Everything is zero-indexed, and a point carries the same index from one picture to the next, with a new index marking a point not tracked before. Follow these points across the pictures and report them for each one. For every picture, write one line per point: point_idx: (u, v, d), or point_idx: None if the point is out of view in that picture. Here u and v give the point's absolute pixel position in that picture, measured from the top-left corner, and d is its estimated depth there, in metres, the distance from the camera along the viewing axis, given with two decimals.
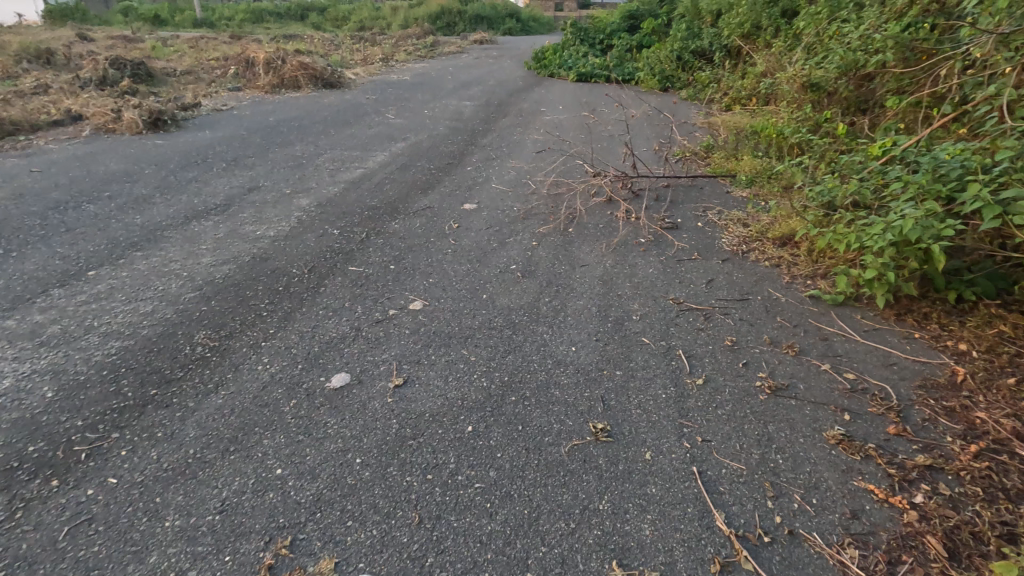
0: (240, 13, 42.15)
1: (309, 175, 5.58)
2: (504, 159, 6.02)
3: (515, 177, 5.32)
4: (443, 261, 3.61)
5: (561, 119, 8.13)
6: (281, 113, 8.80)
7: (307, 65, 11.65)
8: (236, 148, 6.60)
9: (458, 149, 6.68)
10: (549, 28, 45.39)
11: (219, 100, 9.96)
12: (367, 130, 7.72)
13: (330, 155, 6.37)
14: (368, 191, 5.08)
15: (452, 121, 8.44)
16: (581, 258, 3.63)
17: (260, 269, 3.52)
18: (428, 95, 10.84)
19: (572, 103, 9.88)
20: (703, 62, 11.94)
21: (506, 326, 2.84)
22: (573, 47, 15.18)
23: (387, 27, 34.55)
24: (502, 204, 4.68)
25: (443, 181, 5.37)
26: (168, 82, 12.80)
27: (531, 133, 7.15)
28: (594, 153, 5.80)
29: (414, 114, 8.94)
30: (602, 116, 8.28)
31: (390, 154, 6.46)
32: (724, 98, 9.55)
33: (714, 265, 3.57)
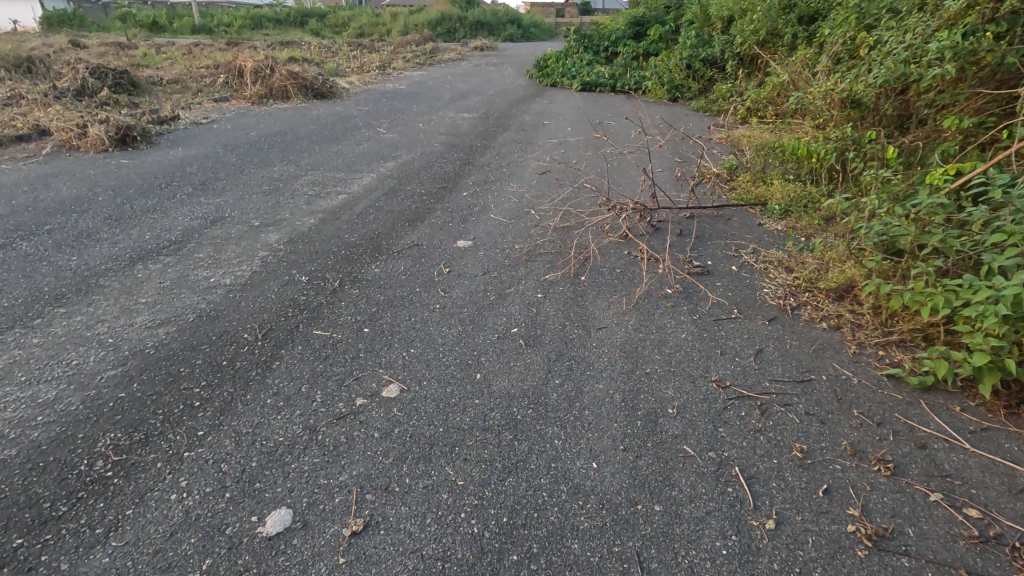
0: (239, 20, 41.80)
1: (284, 202, 4.96)
2: (503, 185, 5.37)
3: (516, 207, 4.68)
4: (428, 323, 2.96)
5: (565, 137, 7.52)
6: (265, 127, 8.18)
7: (296, 73, 11.08)
8: (208, 169, 5.97)
9: (452, 171, 6.04)
10: (550, 35, 45.04)
11: (200, 113, 9.35)
12: (355, 146, 7.10)
13: (311, 178, 5.74)
14: (348, 224, 4.45)
15: (448, 136, 7.81)
16: (596, 318, 2.99)
17: (203, 334, 2.88)
18: (423, 107, 10.24)
19: (577, 118, 9.28)
20: (714, 71, 11.37)
21: (503, 428, 2.19)
22: (576, 55, 14.60)
23: (387, 34, 34.09)
24: (500, 242, 4.03)
25: (434, 211, 4.73)
26: (152, 92, 12.22)
27: (533, 153, 6.53)
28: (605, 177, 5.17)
29: (407, 129, 8.31)
30: (611, 134, 7.67)
31: (377, 176, 5.83)
32: (740, 110, 8.95)
33: (760, 329, 2.91)
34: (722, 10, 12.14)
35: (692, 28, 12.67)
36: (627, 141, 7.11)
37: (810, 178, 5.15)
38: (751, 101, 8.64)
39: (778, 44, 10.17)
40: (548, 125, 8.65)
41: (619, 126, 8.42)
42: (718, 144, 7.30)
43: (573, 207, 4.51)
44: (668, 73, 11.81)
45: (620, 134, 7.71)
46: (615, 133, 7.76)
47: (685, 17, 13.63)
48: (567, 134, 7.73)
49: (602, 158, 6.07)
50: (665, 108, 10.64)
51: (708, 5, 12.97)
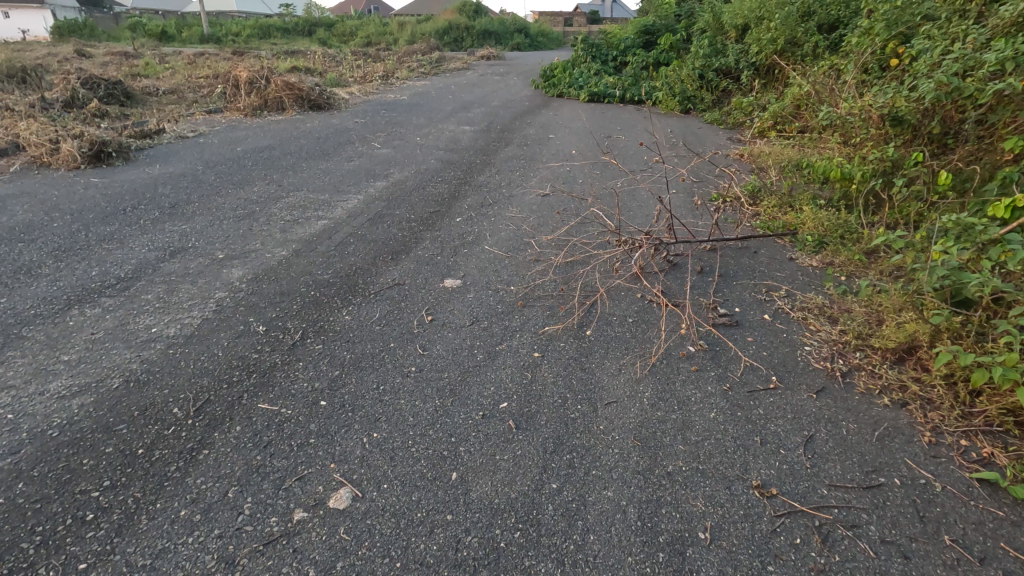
0: (247, 30, 42.01)
1: (257, 229, 4.47)
2: (501, 210, 4.85)
3: (514, 237, 4.15)
4: (399, 392, 2.44)
5: (572, 154, 7.01)
6: (253, 142, 7.72)
7: (292, 84, 10.69)
8: (182, 189, 5.50)
9: (447, 192, 5.53)
10: (558, 43, 44.83)
11: (187, 125, 8.91)
12: (345, 164, 6.62)
13: (292, 200, 5.25)
14: (324, 256, 3.95)
15: (445, 152, 7.31)
16: (604, 387, 2.45)
17: (126, 406, 2.37)
18: (422, 120, 9.77)
19: (584, 131, 8.77)
20: (729, 81, 10.88)
21: (480, 565, 1.66)
22: (584, 65, 14.14)
23: (393, 43, 33.95)
24: (494, 281, 3.50)
25: (422, 241, 4.22)
26: (147, 103, 11.86)
27: (536, 173, 6.02)
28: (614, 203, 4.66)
29: (404, 143, 7.83)
30: (621, 151, 7.15)
31: (365, 197, 5.33)
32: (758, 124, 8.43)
33: (807, 405, 2.37)
34: (735, 19, 11.69)
35: (705, 37, 12.21)
36: (638, 160, 6.59)
37: (845, 204, 4.61)
38: (769, 114, 8.12)
39: (796, 53, 9.68)
40: (553, 140, 8.15)
41: (628, 142, 7.90)
42: (736, 162, 6.77)
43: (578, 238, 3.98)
44: (680, 83, 11.32)
45: (631, 152, 7.18)
46: (626, 151, 7.24)
47: (696, 26, 13.19)
48: (573, 152, 7.22)
49: (611, 181, 5.55)
50: (676, 120, 10.13)
51: (720, 13, 12.51)
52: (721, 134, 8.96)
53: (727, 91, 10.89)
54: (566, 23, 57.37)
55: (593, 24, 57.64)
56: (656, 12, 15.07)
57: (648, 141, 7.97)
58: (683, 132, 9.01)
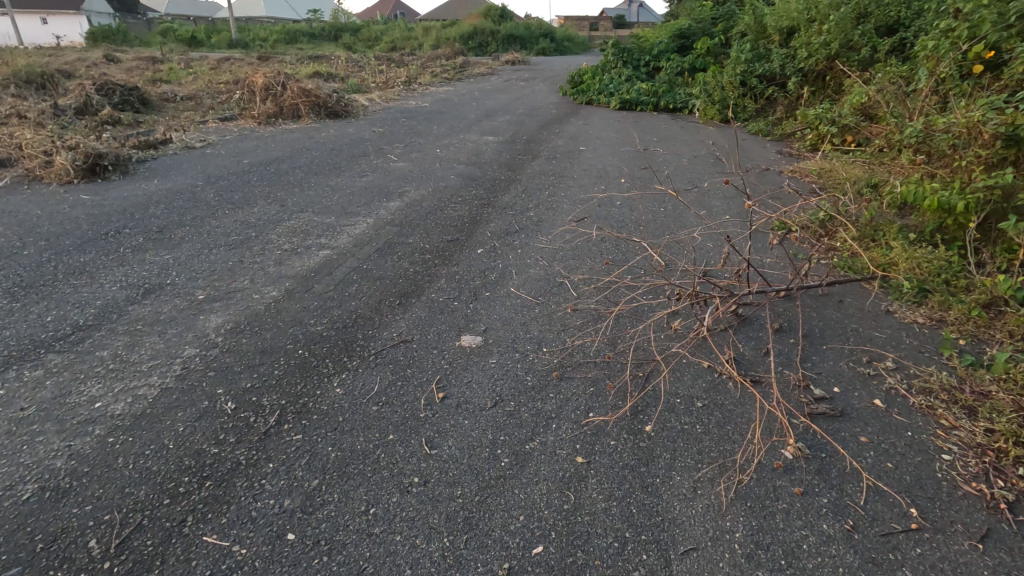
0: (274, 36, 42.35)
1: (248, 261, 3.89)
2: (530, 241, 4.20)
3: (546, 279, 3.49)
4: (395, 521, 1.80)
5: (606, 173, 6.32)
6: (262, 153, 7.21)
7: (309, 90, 10.22)
8: (176, 209, 4.97)
9: (467, 216, 4.89)
10: (583, 48, 44.17)
11: (196, 134, 8.45)
12: (358, 179, 6.04)
13: (293, 223, 4.67)
14: (321, 298, 3.35)
15: (467, 167, 6.68)
16: (676, 524, 1.78)
17: (30, 534, 1.77)
18: (443, 129, 9.18)
19: (618, 144, 8.08)
20: (774, 88, 10.10)
21: None
22: (614, 70, 13.45)
23: (418, 48, 33.69)
24: (522, 339, 2.84)
25: (438, 280, 3.59)
26: (162, 110, 11.53)
27: (569, 196, 5.35)
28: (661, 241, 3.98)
29: (422, 156, 7.24)
30: (660, 170, 6.44)
31: (375, 221, 4.73)
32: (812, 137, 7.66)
33: (971, 563, 1.66)
34: (780, 22, 10.91)
35: (745, 41, 11.43)
36: (681, 182, 5.90)
37: (942, 238, 3.84)
38: None
39: (852, 59, 8.88)
40: (585, 153, 7.48)
41: (668, 158, 7.19)
42: (793, 184, 6.02)
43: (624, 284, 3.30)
44: (719, 90, 10.57)
45: (672, 170, 6.47)
46: (665, 169, 6.55)
47: (735, 29, 12.41)
48: (608, 169, 6.53)
49: (655, 210, 4.86)
50: (715, 131, 9.37)
51: (762, 15, 11.73)
52: (768, 146, 8.18)
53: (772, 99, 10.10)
54: (591, 27, 56.75)
55: (619, 28, 56.80)
56: (691, 15, 14.33)
57: (689, 157, 7.25)
58: (726, 144, 8.26)
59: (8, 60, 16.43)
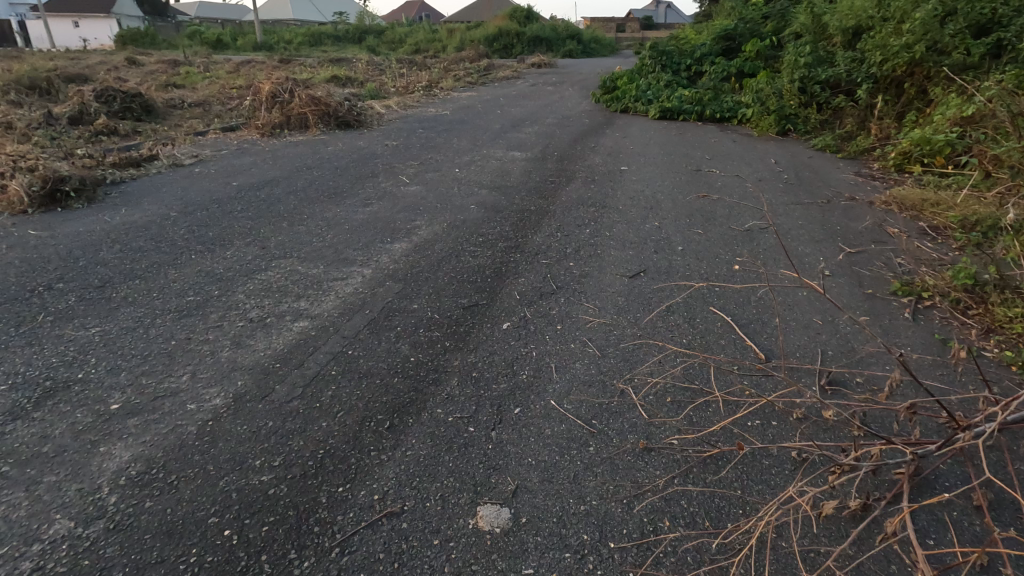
0: (299, 38, 42.27)
1: (199, 339, 2.94)
2: (572, 315, 3.17)
3: (601, 391, 2.46)
4: None
5: (658, 204, 5.24)
6: (256, 173, 6.31)
7: (319, 99, 9.35)
8: (133, 250, 4.06)
9: (489, 266, 3.88)
10: (612, 49, 43.00)
11: (190, 149, 7.61)
12: (360, 210, 5.08)
13: (270, 275, 3.72)
14: (281, 413, 2.36)
15: (491, 193, 5.67)
16: None
17: None
18: (465, 143, 8.23)
19: (664, 162, 7.00)
20: (840, 97, 8.89)
21: None
22: (651, 75, 12.33)
23: (442, 50, 33.02)
24: (572, 520, 1.82)
25: (449, 381, 2.57)
26: (167, 118, 10.82)
27: (616, 241, 4.31)
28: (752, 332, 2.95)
29: (439, 177, 6.27)
30: (722, 201, 5.35)
31: (374, 273, 3.75)
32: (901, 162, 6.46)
33: None
34: (845, 22, 9.69)
35: (803, 43, 10.22)
36: (754, 220, 4.80)
37: None
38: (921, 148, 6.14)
39: (938, 64, 7.64)
40: (628, 175, 6.41)
41: (728, 182, 6.08)
42: (892, 221, 4.88)
43: (719, 419, 2.27)
44: (774, 98, 9.42)
45: (737, 201, 5.37)
46: (729, 199, 5.45)
47: (789, 30, 11.19)
48: (659, 198, 5.44)
49: (732, 268, 3.79)
50: (774, 146, 8.21)
51: (821, 15, 10.51)
52: (842, 167, 7.00)
53: (838, 108, 8.90)
54: (618, 28, 55.71)
55: (648, 30, 55.30)
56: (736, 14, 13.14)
57: (753, 181, 6.13)
58: (791, 163, 7.11)
59: (23, 64, 16.00)
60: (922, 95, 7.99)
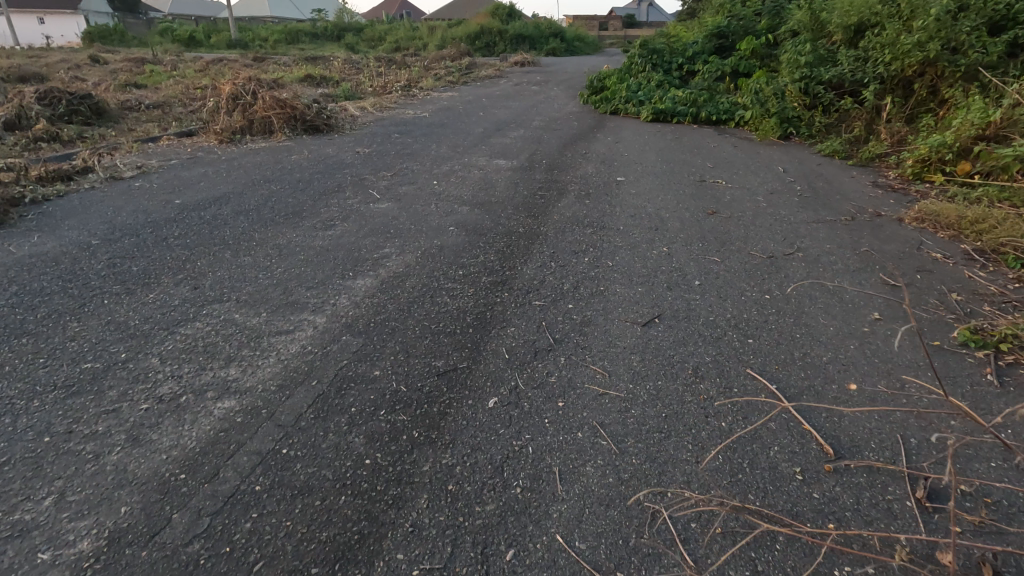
0: (275, 36, 41.14)
1: (83, 431, 2.21)
2: (575, 384, 2.50)
3: (624, 517, 1.81)
4: None
5: (664, 224, 4.60)
6: (205, 188, 5.55)
7: (284, 101, 8.57)
8: (31, 295, 3.30)
9: (470, 310, 3.20)
10: (596, 47, 42.54)
11: (136, 158, 6.81)
12: (321, 234, 4.37)
13: (198, 326, 2.99)
14: (175, 565, 1.66)
15: (473, 211, 5.00)
16: None
17: None
18: (445, 150, 7.54)
19: (663, 171, 6.38)
20: (845, 99, 8.35)
21: None
22: (641, 75, 11.73)
23: (422, 48, 32.25)
24: None
25: (416, 499, 1.90)
26: (119, 121, 9.94)
27: (620, 274, 3.66)
28: (807, 411, 2.31)
29: (414, 192, 5.57)
30: (735, 220, 4.73)
31: (329, 323, 3.05)
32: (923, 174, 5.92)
33: None
34: (847, 18, 9.15)
35: (802, 41, 9.68)
36: (776, 245, 4.18)
37: None
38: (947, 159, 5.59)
39: (952, 65, 7.12)
40: (626, 187, 5.77)
41: (737, 196, 5.47)
42: (929, 244, 4.30)
43: (793, 568, 1.65)
44: (774, 100, 8.86)
45: (752, 219, 4.75)
46: (742, 216, 4.84)
47: (786, 27, 10.65)
48: (664, 217, 4.80)
49: (764, 312, 3.16)
50: (778, 152, 7.64)
51: (820, 11, 9.97)
52: (855, 175, 6.45)
53: (842, 111, 8.37)
54: (601, 26, 55.49)
55: (631, 28, 54.90)
56: (728, 11, 12.57)
57: (764, 194, 5.53)
58: (800, 172, 6.53)
59: None
60: (934, 97, 7.47)
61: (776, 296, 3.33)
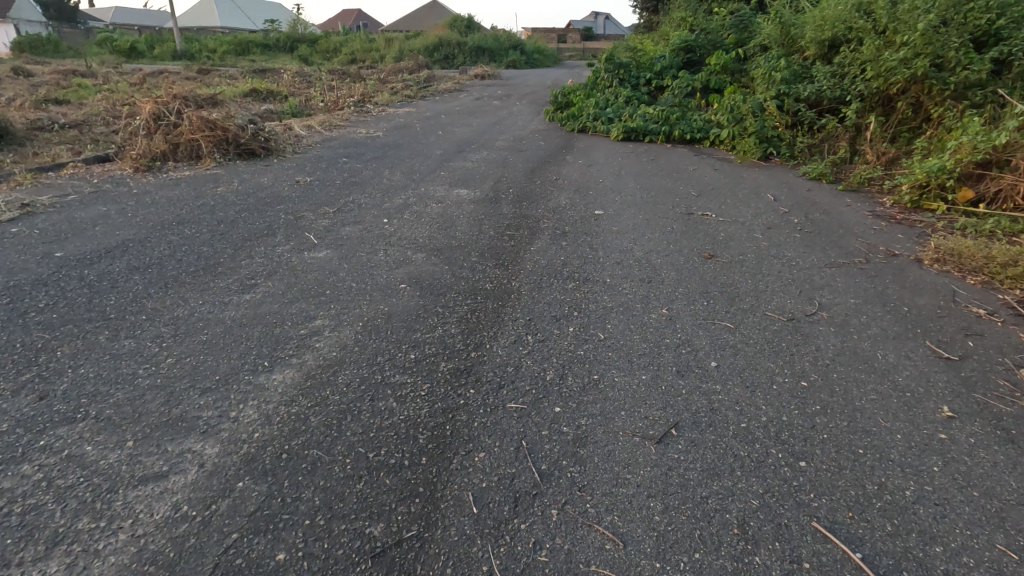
0: (224, 47, 39.50)
1: None
2: (577, 567, 1.72)
3: None
4: None
5: (657, 275, 3.89)
6: (102, 234, 4.57)
7: (213, 121, 7.57)
8: None
9: (424, 422, 2.38)
10: (556, 59, 42.48)
11: (26, 193, 5.72)
12: (235, 300, 3.47)
13: (23, 472, 2.07)
14: None
15: (430, 260, 4.20)
16: None
17: None
18: (399, 179, 6.72)
19: (646, 202, 5.71)
20: (826, 117, 7.91)
21: None
22: (608, 90, 11.17)
23: (380, 60, 31.37)
24: None
25: None
26: (25, 144, 8.71)
27: (615, 353, 2.91)
28: None
29: (360, 234, 4.73)
30: (737, 266, 4.06)
31: (225, 455, 2.18)
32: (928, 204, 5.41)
33: None
34: (822, 33, 8.77)
35: (775, 56, 9.26)
36: (794, 302, 3.51)
37: None
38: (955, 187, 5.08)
39: (940, 82, 6.72)
40: (606, 223, 5.06)
41: (732, 233, 4.82)
42: (963, 293, 3.71)
43: None
44: (752, 117, 8.37)
45: (756, 265, 4.09)
46: (744, 261, 4.17)
47: (755, 41, 10.26)
48: (655, 264, 4.09)
49: (806, 409, 2.45)
50: (762, 176, 7.10)
51: (791, 25, 9.61)
52: (851, 202, 5.92)
53: (824, 129, 7.92)
54: (560, 39, 55.79)
55: (590, 41, 55.21)
56: (694, 23, 12.18)
57: (762, 230, 4.90)
58: (792, 200, 5.96)
59: None
60: (920, 115, 7.07)
61: (814, 385, 2.63)
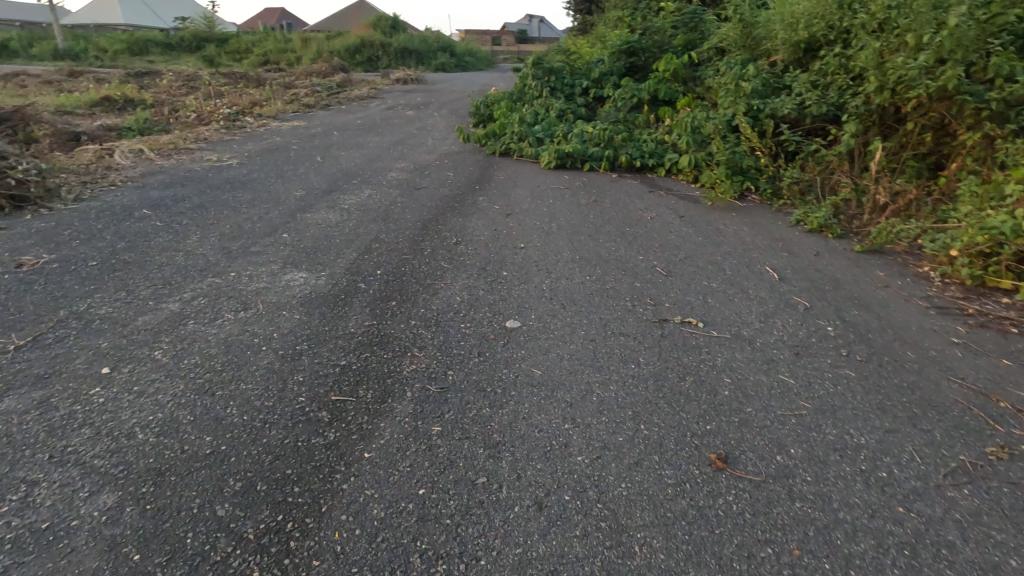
0: (117, 46, 35.12)
1: None
2: None
3: None
4: None
5: (626, 559, 1.74)
6: None
7: None
8: None
9: None
10: (489, 61, 40.49)
11: None
12: None
13: None
14: None
15: (118, 520, 1.87)
16: None
17: None
18: (209, 251, 4.30)
19: (588, 296, 3.57)
20: (815, 141, 6.08)
21: None
22: (537, 102, 9.05)
23: (293, 62, 28.27)
24: None
25: None
26: None
27: None
28: None
29: (20, 424, 2.31)
30: (782, 503, 1.96)
31: None
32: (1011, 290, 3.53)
33: None
34: (797, 33, 6.96)
35: (738, 61, 7.41)
36: None
37: None
38: None
39: (971, 98, 4.97)
40: (523, 359, 2.86)
41: (743, 375, 2.74)
42: None
43: None
44: (720, 140, 6.43)
45: (817, 492, 2.01)
46: (788, 477, 2.09)
47: (709, 43, 8.42)
48: (617, 507, 1.94)
49: None
50: (745, 228, 5.14)
51: (753, 24, 7.81)
52: (887, 280, 4.01)
53: (813, 157, 6.07)
54: (493, 40, 54.08)
55: (523, 42, 53.86)
56: (634, 21, 10.25)
57: (787, 363, 2.85)
58: (803, 277, 3.99)
59: None
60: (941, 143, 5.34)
61: None
